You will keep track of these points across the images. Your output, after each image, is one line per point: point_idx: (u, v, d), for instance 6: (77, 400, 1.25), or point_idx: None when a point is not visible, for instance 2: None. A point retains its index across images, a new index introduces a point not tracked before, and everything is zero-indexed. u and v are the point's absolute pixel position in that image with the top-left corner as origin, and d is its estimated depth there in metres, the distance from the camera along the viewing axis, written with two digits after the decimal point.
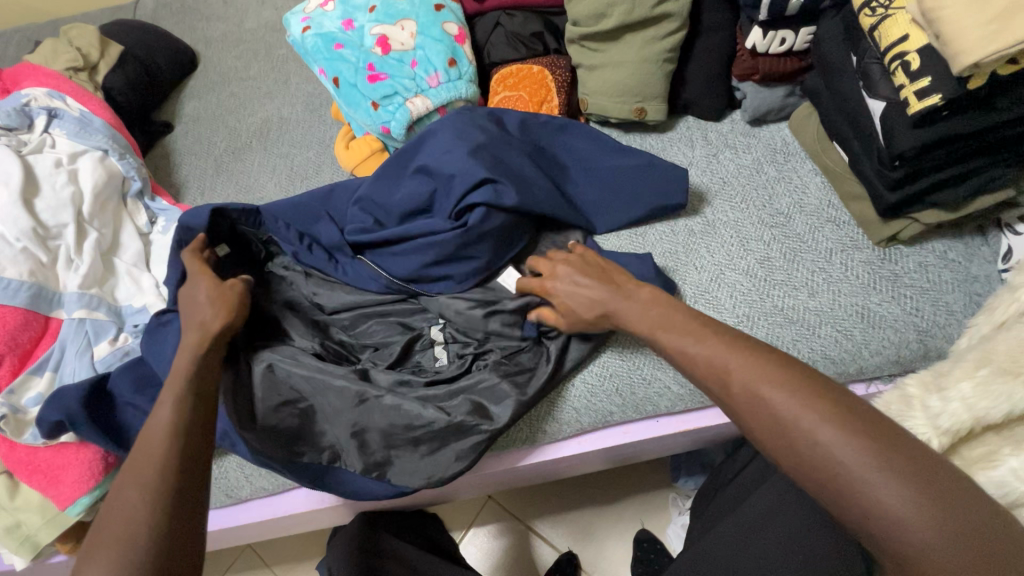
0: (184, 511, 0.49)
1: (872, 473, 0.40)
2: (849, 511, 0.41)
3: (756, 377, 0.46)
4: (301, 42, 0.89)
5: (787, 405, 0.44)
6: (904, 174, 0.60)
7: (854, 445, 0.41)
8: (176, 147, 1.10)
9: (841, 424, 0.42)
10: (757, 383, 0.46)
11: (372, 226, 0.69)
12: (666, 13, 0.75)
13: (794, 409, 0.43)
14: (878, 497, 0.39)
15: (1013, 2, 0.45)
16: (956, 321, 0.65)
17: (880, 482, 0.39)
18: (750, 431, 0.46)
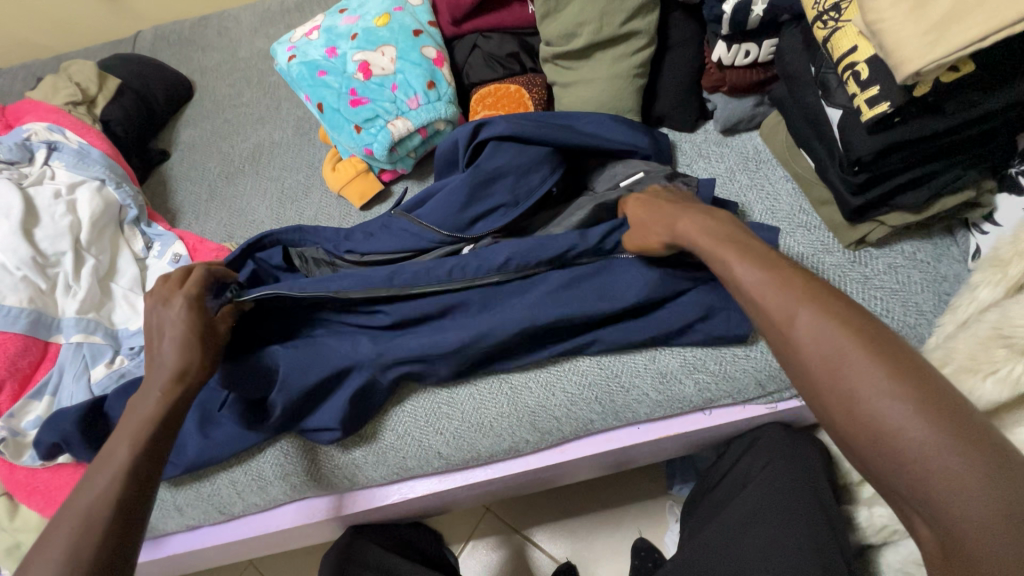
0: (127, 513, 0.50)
1: (898, 412, 0.36)
2: (879, 453, 0.37)
3: (806, 309, 0.43)
4: (287, 70, 0.93)
5: (821, 335, 0.41)
6: (865, 178, 0.62)
7: (896, 386, 0.37)
8: (172, 174, 1.13)
9: (886, 365, 0.38)
10: (795, 311, 0.43)
11: (408, 221, 0.77)
12: (634, 31, 0.77)
13: (831, 341, 0.41)
14: (913, 442, 0.36)
15: (949, 14, 0.47)
16: (926, 321, 0.66)
17: (916, 428, 0.36)
18: (811, 387, 0.42)
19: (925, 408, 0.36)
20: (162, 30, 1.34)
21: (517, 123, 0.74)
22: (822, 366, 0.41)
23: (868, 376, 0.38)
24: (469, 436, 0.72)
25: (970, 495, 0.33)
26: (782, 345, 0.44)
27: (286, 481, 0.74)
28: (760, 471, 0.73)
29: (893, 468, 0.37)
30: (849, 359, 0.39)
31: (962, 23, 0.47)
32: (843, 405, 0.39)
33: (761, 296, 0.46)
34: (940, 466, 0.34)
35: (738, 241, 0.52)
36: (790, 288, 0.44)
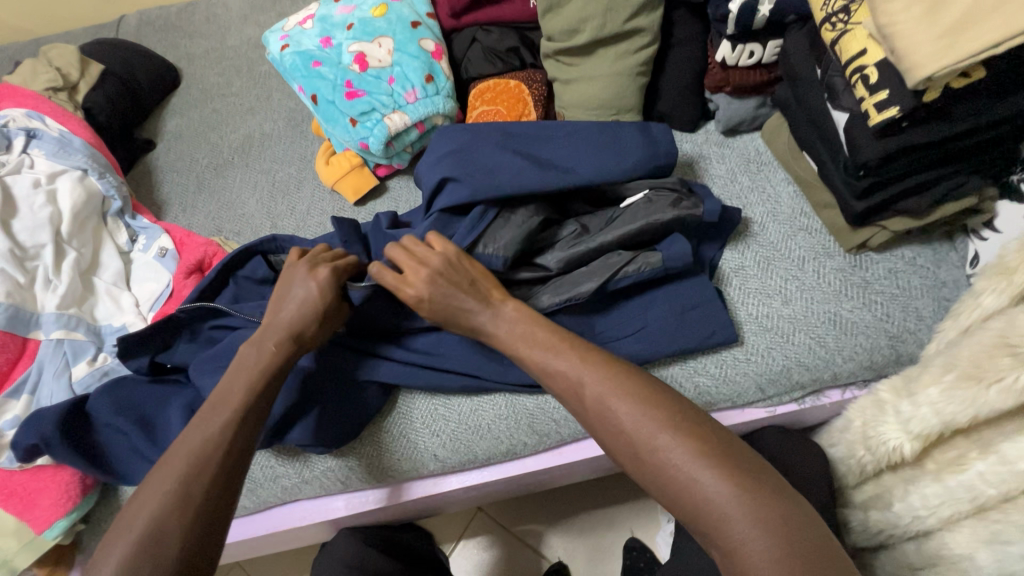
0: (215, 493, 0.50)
1: (702, 478, 0.42)
2: (680, 508, 0.43)
3: (607, 390, 0.49)
4: (279, 60, 0.90)
5: (630, 416, 0.47)
6: (870, 184, 0.62)
7: (685, 451, 0.44)
8: (158, 165, 1.10)
9: (676, 432, 0.45)
10: (607, 394, 0.49)
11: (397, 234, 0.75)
12: (638, 28, 0.76)
13: (636, 419, 0.46)
14: (704, 493, 0.42)
15: (962, 20, 0.47)
16: (926, 326, 0.66)
17: (708, 487, 0.42)
18: (608, 447, 0.49)
19: (693, 446, 0.44)
20: (147, 15, 1.29)
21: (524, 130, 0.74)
22: (609, 427, 0.48)
23: (648, 429, 0.46)
24: (465, 439, 0.71)
25: (733, 520, 0.41)
26: (581, 413, 0.51)
27: (278, 483, 0.73)
28: None
29: (678, 503, 0.44)
30: (630, 419, 0.47)
31: (975, 30, 0.46)
32: (632, 458, 0.46)
33: (565, 378, 0.52)
34: (707, 496, 0.42)
35: (527, 330, 0.57)
36: (589, 366, 0.51)
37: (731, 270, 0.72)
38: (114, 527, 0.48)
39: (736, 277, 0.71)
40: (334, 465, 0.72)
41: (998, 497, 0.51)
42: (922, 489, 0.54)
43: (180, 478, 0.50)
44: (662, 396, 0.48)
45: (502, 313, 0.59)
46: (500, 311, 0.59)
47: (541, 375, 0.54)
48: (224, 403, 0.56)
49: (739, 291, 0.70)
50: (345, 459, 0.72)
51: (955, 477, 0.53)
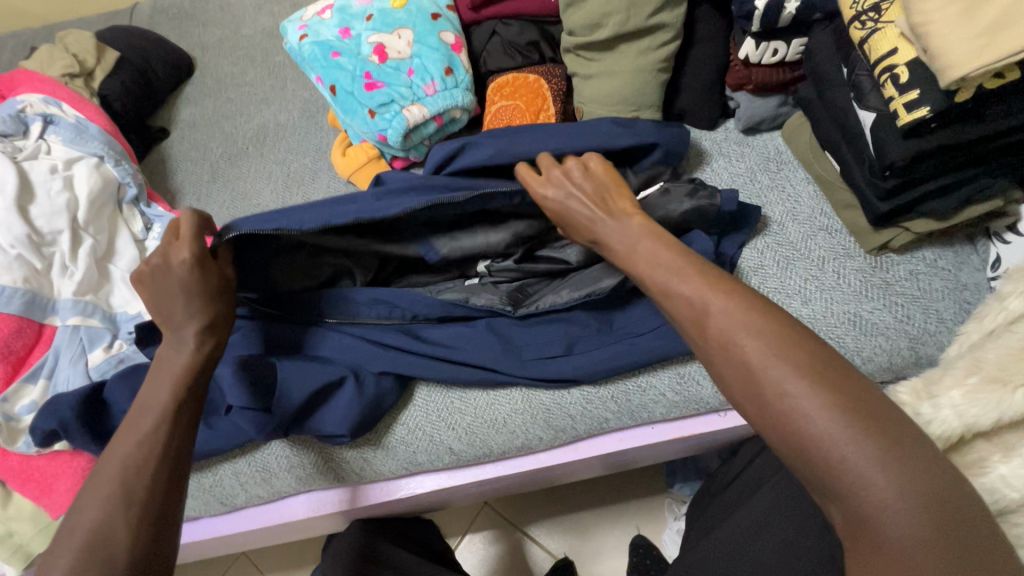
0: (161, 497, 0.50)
1: (841, 439, 0.39)
2: (806, 465, 0.40)
3: (735, 325, 0.45)
4: (297, 50, 0.90)
5: (764, 358, 0.43)
6: (895, 184, 0.61)
7: (826, 407, 0.40)
8: (172, 153, 1.10)
9: (816, 383, 0.41)
10: (737, 331, 0.45)
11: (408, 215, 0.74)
12: (661, 24, 0.76)
13: (770, 364, 0.42)
14: (841, 455, 0.38)
15: (999, 20, 0.46)
16: (947, 329, 0.65)
17: (847, 449, 0.38)
18: (726, 387, 0.46)
19: (833, 400, 0.40)
20: (162, 3, 1.29)
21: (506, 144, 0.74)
22: (735, 366, 0.44)
23: (782, 374, 0.42)
24: (481, 433, 0.71)
25: (870, 483, 0.37)
26: (704, 346, 0.47)
27: (292, 473, 0.73)
28: (773, 475, 0.73)
29: (801, 457, 0.40)
30: (762, 361, 0.43)
31: (1011, 30, 0.46)
32: (755, 403, 0.43)
33: (690, 303, 0.49)
34: (842, 456, 0.38)
35: (654, 248, 0.55)
36: (719, 293, 0.47)
37: (752, 269, 0.71)
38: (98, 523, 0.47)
39: (756, 276, 0.71)
40: (350, 456, 0.72)
41: (1020, 502, 0.51)
42: None
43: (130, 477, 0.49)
44: (803, 341, 0.43)
45: (628, 227, 0.58)
46: (625, 223, 0.59)
47: (663, 300, 0.52)
48: (167, 404, 0.54)
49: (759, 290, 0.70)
50: (360, 451, 0.72)
51: (975, 480, 0.53)
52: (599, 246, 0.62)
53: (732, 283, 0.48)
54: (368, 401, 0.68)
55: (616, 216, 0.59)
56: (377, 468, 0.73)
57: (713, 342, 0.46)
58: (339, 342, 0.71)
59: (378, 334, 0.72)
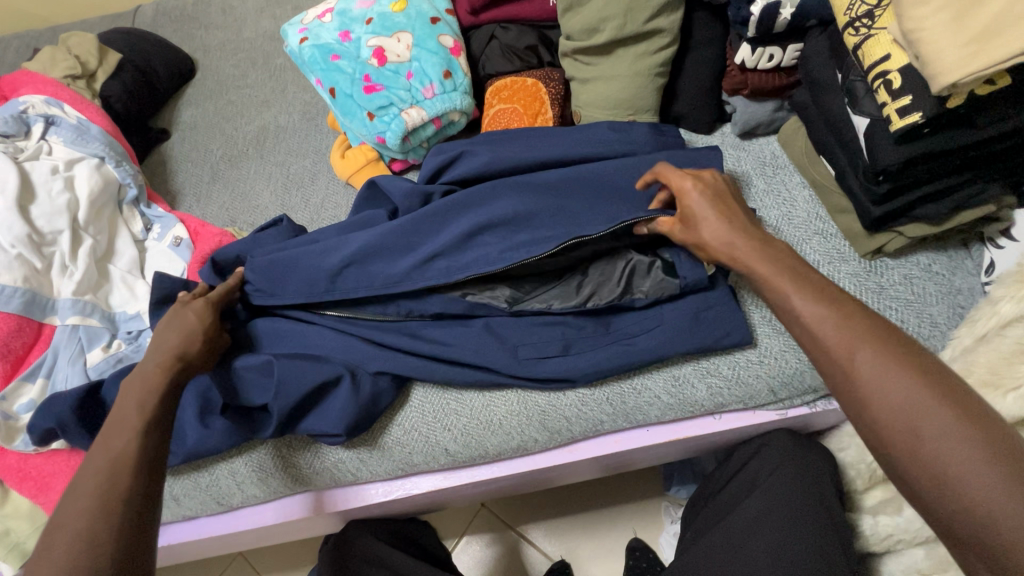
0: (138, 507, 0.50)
1: (998, 492, 0.36)
2: (953, 515, 0.38)
3: (881, 357, 0.43)
4: (298, 53, 0.90)
5: (908, 396, 0.41)
6: (888, 189, 0.61)
7: (980, 454, 0.37)
8: (173, 155, 1.11)
9: (968, 426, 0.39)
10: (882, 366, 0.42)
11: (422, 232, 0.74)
12: (658, 29, 0.76)
13: (917, 403, 0.40)
14: (997, 507, 0.36)
15: (989, 27, 0.47)
16: (940, 333, 0.66)
17: (1006, 504, 0.36)
18: (858, 421, 0.43)
19: (989, 458, 0.37)
20: (165, 6, 1.30)
21: (497, 151, 0.77)
22: (874, 403, 0.42)
23: (933, 427, 0.39)
24: (477, 434, 0.71)
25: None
26: (841, 389, 0.44)
27: (287, 473, 0.73)
28: (767, 477, 0.73)
29: (946, 511, 0.38)
30: (904, 399, 0.41)
31: (1002, 38, 0.46)
32: (900, 450, 0.41)
33: (823, 349, 0.46)
34: (997, 519, 0.36)
35: (770, 294, 0.53)
36: (864, 343, 0.44)
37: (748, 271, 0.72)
38: (92, 524, 0.48)
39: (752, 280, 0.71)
40: (348, 457, 0.72)
41: None
42: None
43: (107, 492, 0.50)
44: (946, 382, 0.41)
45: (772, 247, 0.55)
46: (764, 249, 0.56)
47: (796, 336, 0.49)
48: None
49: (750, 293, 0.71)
50: (355, 452, 0.72)
51: None
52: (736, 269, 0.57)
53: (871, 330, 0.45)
54: (363, 402, 0.68)
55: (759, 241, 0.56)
56: (373, 470, 0.73)
57: (849, 375, 0.44)
58: (337, 342, 0.72)
59: (378, 334, 0.72)
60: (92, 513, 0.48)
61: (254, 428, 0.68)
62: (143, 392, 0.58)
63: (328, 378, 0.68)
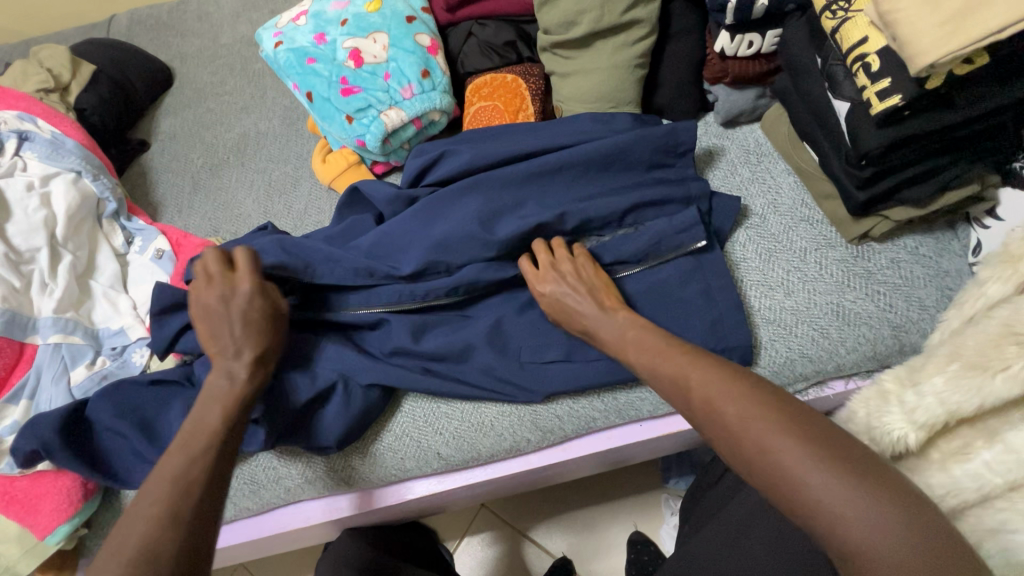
0: (198, 517, 0.50)
1: (820, 481, 0.40)
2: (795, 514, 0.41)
3: (710, 381, 0.49)
4: (273, 57, 0.89)
5: (738, 409, 0.45)
6: (872, 173, 0.61)
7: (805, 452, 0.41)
8: (153, 166, 1.09)
9: (792, 430, 0.42)
10: (711, 391, 0.48)
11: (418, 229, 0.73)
12: (635, 19, 0.75)
13: (742, 414, 0.45)
14: (821, 497, 0.39)
15: (965, 5, 0.46)
16: (929, 316, 0.65)
17: (824, 491, 0.39)
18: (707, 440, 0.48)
19: (806, 448, 0.41)
20: (139, 14, 1.28)
21: (478, 149, 0.76)
22: (716, 424, 0.46)
23: (768, 436, 0.43)
24: (469, 436, 0.71)
25: (856, 528, 0.38)
26: (691, 415, 0.49)
27: (281, 484, 0.72)
28: None
29: (805, 517, 0.40)
30: (737, 413, 0.45)
31: (979, 14, 0.45)
32: (737, 454, 0.45)
33: (671, 378, 0.52)
34: (829, 508, 0.39)
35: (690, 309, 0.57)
36: (698, 367, 0.50)
37: (735, 263, 0.72)
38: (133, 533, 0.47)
39: (741, 270, 0.71)
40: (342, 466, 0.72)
41: (1004, 487, 0.49)
42: (927, 480, 0.53)
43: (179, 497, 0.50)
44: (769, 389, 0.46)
45: (614, 318, 0.62)
46: (611, 316, 0.62)
47: (650, 380, 0.55)
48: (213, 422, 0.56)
49: (740, 282, 0.70)
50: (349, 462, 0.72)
51: (960, 466, 0.51)
52: (590, 339, 0.64)
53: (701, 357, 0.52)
54: (355, 415, 0.68)
55: (604, 311, 0.63)
56: (368, 478, 0.72)
57: (688, 406, 0.50)
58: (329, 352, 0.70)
59: (370, 343, 0.73)
60: (166, 519, 0.48)
61: (243, 440, 0.68)
62: (203, 403, 0.58)
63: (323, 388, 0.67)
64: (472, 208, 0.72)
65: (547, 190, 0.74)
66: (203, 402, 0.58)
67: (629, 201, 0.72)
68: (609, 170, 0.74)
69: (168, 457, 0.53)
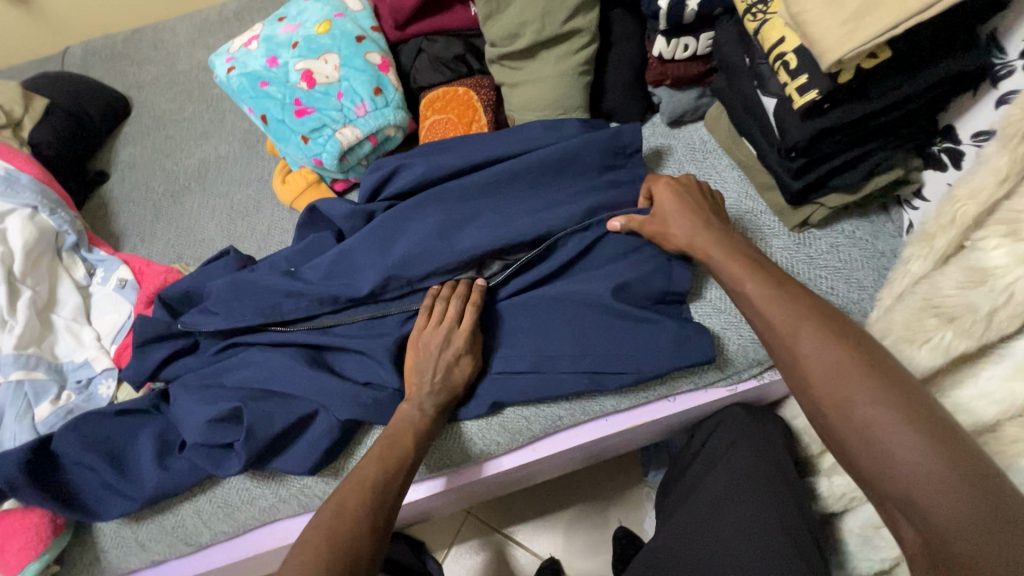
0: (362, 528, 0.56)
1: (897, 440, 0.43)
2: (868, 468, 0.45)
3: (822, 340, 0.50)
4: (227, 82, 0.90)
5: (824, 373, 0.49)
6: (802, 163, 0.64)
7: (888, 413, 0.45)
8: (113, 196, 1.09)
9: (874, 394, 0.46)
10: (806, 348, 0.51)
11: (381, 246, 0.74)
12: (576, 29, 0.78)
13: (830, 377, 0.48)
14: (899, 454, 0.43)
15: (865, 2, 0.49)
16: (869, 296, 0.68)
17: (904, 450, 0.43)
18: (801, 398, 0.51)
19: (885, 410, 0.45)
20: (94, 45, 1.28)
21: (432, 161, 0.78)
22: (809, 385, 0.50)
23: (855, 397, 0.46)
24: (439, 443, 0.72)
25: (928, 486, 0.41)
26: (788, 368, 0.52)
27: (255, 505, 0.72)
28: (726, 453, 0.75)
29: (866, 461, 0.45)
30: (826, 376, 0.49)
31: (878, 11, 0.49)
32: (824, 414, 0.48)
33: (777, 323, 0.54)
34: (904, 465, 0.43)
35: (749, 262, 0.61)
36: (816, 317, 0.52)
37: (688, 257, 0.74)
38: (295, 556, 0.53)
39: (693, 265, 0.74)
40: (312, 484, 0.72)
41: None
42: None
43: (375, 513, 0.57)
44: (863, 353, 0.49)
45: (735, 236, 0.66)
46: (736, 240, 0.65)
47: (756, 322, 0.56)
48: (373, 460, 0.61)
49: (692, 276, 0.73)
50: (319, 479, 0.72)
51: None
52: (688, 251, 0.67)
53: (820, 310, 0.53)
54: (337, 435, 0.67)
55: (706, 231, 0.66)
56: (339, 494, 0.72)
57: (787, 363, 0.52)
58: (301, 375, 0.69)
59: (339, 361, 0.73)
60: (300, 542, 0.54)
61: (213, 464, 0.68)
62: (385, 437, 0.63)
63: (290, 408, 0.68)
64: (430, 224, 0.74)
65: (503, 199, 0.76)
66: (397, 431, 0.64)
67: (581, 203, 0.74)
68: (561, 175, 0.76)
69: (363, 476, 0.60)
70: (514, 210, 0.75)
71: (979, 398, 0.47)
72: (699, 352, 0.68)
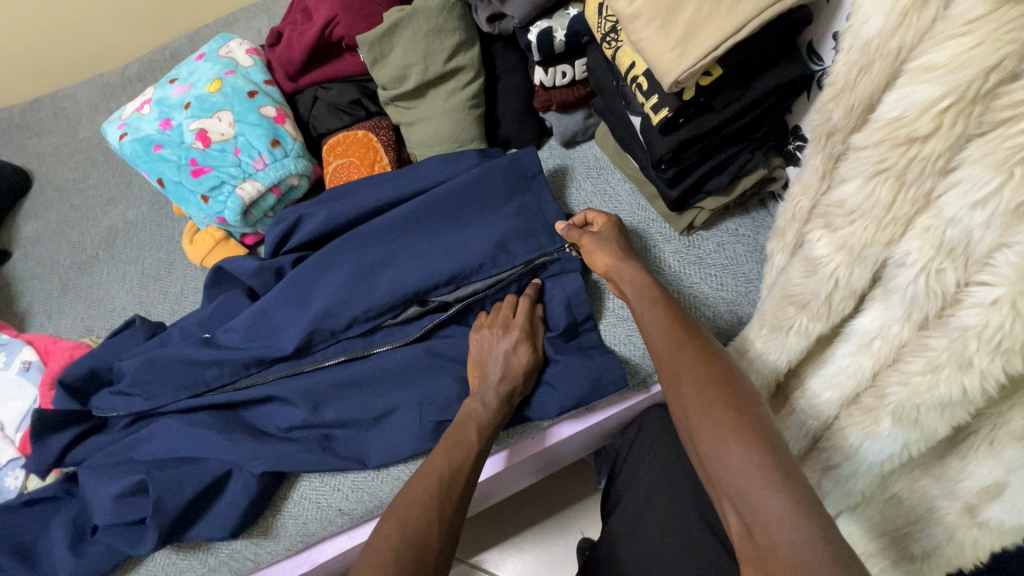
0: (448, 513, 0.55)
1: (733, 447, 0.45)
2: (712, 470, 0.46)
3: (692, 352, 0.54)
4: (121, 149, 0.89)
5: (689, 383, 0.51)
6: (674, 173, 0.68)
7: (730, 421, 0.46)
8: (17, 274, 1.05)
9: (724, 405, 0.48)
10: (677, 359, 0.54)
11: (298, 298, 0.76)
12: (459, 66, 0.82)
13: (689, 387, 0.51)
14: (734, 458, 0.44)
15: (689, 27, 0.54)
16: (756, 288, 0.73)
17: (738, 455, 0.44)
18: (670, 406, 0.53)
19: (731, 419, 0.46)
20: None
21: (334, 208, 0.79)
22: (675, 392, 0.52)
23: (708, 406, 0.48)
24: (365, 486, 0.70)
25: (755, 490, 0.42)
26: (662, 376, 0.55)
27: None
28: (650, 453, 0.77)
29: (711, 464, 0.46)
30: (689, 385, 0.51)
31: (701, 34, 0.53)
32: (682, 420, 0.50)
33: (663, 337, 0.57)
34: (736, 469, 0.43)
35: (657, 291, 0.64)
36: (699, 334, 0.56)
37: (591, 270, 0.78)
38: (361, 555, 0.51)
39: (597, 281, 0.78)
40: (239, 548, 0.70)
41: (823, 428, 0.56)
42: None
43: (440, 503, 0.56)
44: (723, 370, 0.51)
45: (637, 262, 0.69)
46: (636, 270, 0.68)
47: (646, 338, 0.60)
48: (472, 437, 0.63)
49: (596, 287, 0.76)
50: (246, 541, 0.70)
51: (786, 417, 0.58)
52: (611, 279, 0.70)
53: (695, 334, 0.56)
54: (256, 493, 0.67)
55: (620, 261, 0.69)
56: (269, 553, 0.70)
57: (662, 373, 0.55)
58: (222, 442, 0.69)
59: (266, 421, 0.73)
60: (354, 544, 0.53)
61: (130, 543, 0.65)
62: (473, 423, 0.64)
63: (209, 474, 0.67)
64: (344, 271, 0.75)
65: (411, 236, 0.77)
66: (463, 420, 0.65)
67: (482, 231, 0.76)
68: (461, 205, 0.78)
69: (430, 469, 0.59)
70: (421, 245, 0.76)
71: (836, 374, 0.50)
72: (607, 361, 0.70)
